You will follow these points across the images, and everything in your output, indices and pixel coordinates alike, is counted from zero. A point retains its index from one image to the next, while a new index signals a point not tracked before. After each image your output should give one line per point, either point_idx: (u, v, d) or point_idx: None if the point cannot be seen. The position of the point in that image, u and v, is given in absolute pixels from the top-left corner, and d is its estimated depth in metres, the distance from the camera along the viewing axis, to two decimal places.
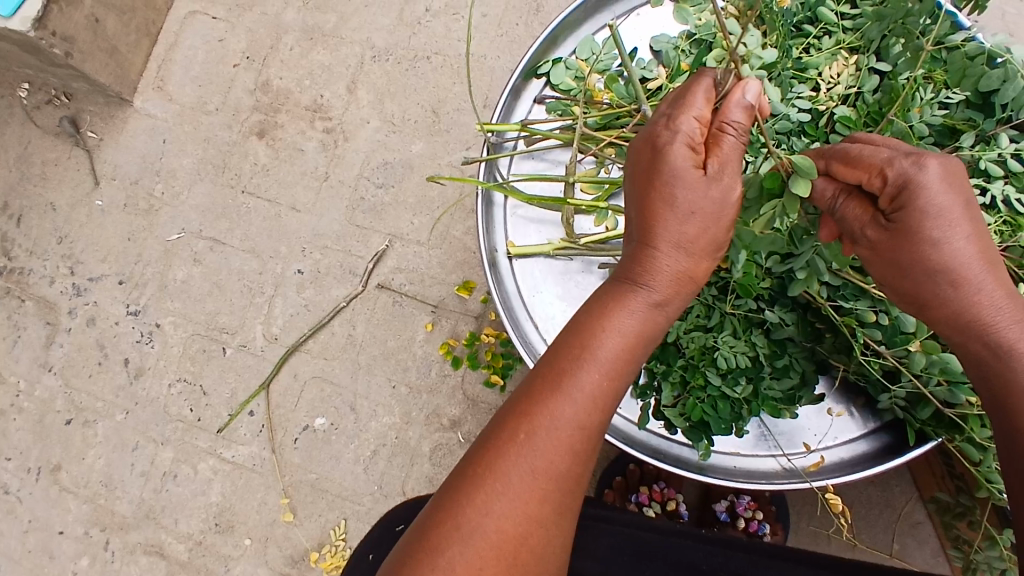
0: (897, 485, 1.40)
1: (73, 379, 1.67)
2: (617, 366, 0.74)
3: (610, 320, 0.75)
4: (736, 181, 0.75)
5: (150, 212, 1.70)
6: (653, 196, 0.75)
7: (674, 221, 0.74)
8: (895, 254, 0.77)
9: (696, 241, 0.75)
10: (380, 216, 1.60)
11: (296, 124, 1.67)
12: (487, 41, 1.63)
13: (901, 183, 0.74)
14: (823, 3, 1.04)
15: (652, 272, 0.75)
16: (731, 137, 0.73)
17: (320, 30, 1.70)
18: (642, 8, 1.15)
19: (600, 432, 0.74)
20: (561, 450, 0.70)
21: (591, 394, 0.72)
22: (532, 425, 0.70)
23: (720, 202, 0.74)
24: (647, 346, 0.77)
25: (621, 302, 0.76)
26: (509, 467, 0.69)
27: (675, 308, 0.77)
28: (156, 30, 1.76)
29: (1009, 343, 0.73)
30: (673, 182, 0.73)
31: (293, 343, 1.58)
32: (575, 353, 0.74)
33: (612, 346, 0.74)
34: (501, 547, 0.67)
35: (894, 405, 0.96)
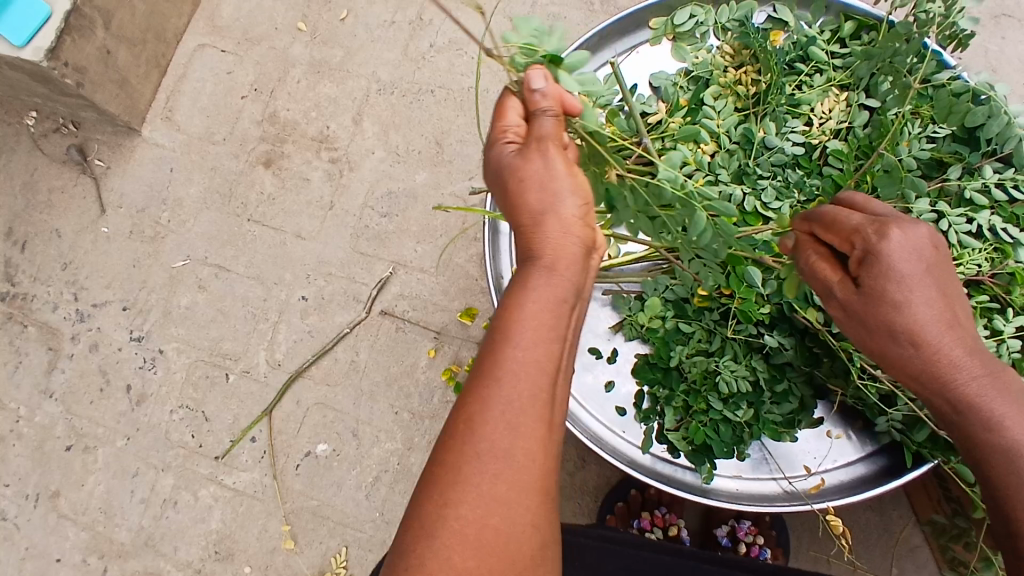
0: (895, 509, 1.41)
1: (74, 405, 1.67)
2: (535, 333, 0.72)
3: (516, 297, 0.74)
4: (555, 156, 0.77)
5: (156, 239, 1.72)
6: (504, 185, 0.80)
7: (519, 201, 0.78)
8: (860, 313, 0.81)
9: (547, 212, 0.77)
10: (384, 244, 1.63)
11: (302, 154, 1.71)
12: (490, 76, 1.68)
13: (868, 252, 0.78)
14: (815, 43, 1.09)
15: (539, 247, 0.76)
16: (538, 119, 0.78)
17: (327, 63, 1.75)
18: (641, 46, 1.20)
19: (543, 399, 0.71)
20: (497, 426, 0.68)
21: (514, 365, 0.70)
22: (467, 414, 0.69)
23: (544, 178, 0.77)
24: (567, 309, 0.75)
25: (520, 280, 0.75)
26: (456, 459, 0.68)
27: (574, 268, 0.76)
28: (166, 62, 1.80)
29: (967, 398, 0.78)
30: (506, 168, 0.80)
31: (296, 369, 1.60)
32: (491, 337, 0.73)
33: (524, 316, 0.72)
34: (469, 538, 0.66)
35: (891, 428, 0.99)
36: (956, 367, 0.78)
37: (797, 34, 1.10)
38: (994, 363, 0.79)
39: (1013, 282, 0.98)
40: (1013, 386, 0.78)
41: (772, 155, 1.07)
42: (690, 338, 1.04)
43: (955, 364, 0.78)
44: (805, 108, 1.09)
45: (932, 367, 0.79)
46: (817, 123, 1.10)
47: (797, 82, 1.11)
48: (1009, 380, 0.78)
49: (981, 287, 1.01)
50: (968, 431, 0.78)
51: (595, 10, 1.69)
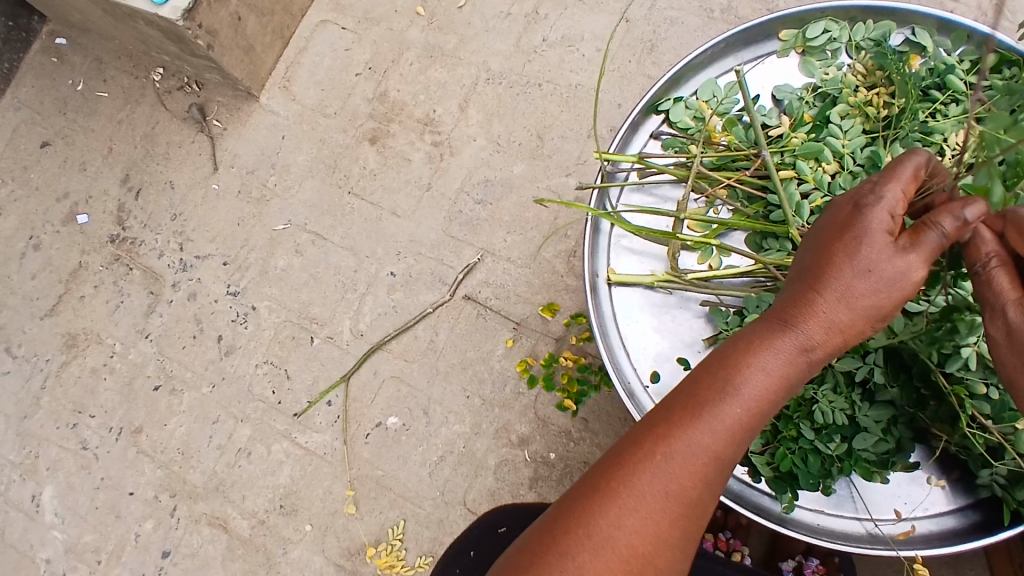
0: (978, 571, 1.33)
1: (167, 347, 1.78)
2: (761, 404, 0.75)
3: (758, 357, 0.76)
4: (920, 266, 0.76)
5: (261, 201, 1.81)
6: (840, 249, 0.77)
7: (849, 277, 0.76)
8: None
9: (865, 302, 0.76)
10: (475, 230, 1.65)
11: (407, 134, 1.75)
12: (599, 75, 1.68)
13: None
14: (954, 71, 1.05)
15: (814, 322, 0.76)
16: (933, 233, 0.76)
17: (440, 49, 1.79)
18: (768, 57, 1.17)
19: (732, 464, 0.75)
20: (692, 473, 0.72)
21: (731, 426, 0.74)
22: (670, 448, 0.72)
23: (897, 278, 0.76)
24: (789, 390, 0.78)
25: (772, 341, 0.76)
26: (641, 486, 0.71)
27: (823, 360, 0.78)
28: (290, 34, 1.89)
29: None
30: (860, 244, 0.77)
31: (377, 340, 1.64)
32: (717, 385, 0.75)
33: (760, 384, 0.75)
34: (629, 561, 0.69)
35: (993, 483, 0.93)
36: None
37: (936, 61, 1.07)
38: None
39: None
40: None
41: None
42: None
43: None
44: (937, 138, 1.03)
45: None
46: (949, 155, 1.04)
47: (930, 110, 1.06)
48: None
49: None
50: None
51: (715, 18, 1.66)
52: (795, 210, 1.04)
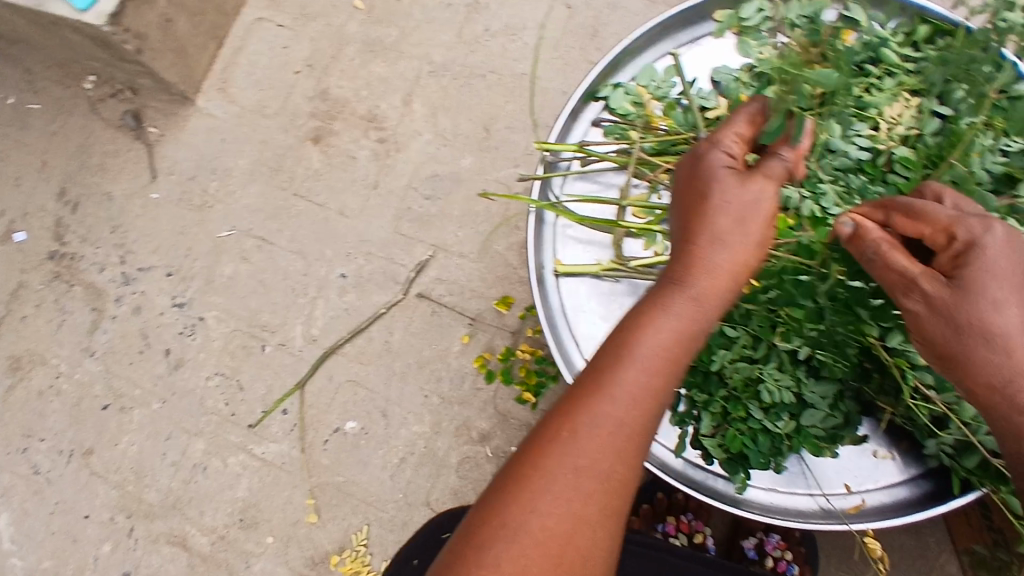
0: (934, 536, 1.36)
1: (114, 365, 1.72)
2: (663, 365, 0.74)
3: (653, 320, 0.76)
4: (772, 192, 0.81)
5: (203, 208, 1.75)
6: (699, 197, 0.81)
7: (712, 217, 0.79)
8: (953, 310, 0.76)
9: (737, 237, 0.78)
10: (425, 227, 1.62)
11: (351, 132, 1.71)
12: (544, 63, 1.66)
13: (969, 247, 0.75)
14: (887, 45, 1.05)
15: (700, 273, 0.78)
16: (772, 162, 0.83)
17: (381, 43, 1.75)
18: (704, 39, 1.17)
19: (647, 432, 0.73)
20: (602, 444, 0.70)
21: (635, 389, 0.72)
22: (574, 421, 0.71)
23: (754, 206, 0.80)
24: (692, 348, 0.77)
25: (665, 301, 0.77)
26: (550, 463, 0.69)
27: (717, 309, 0.78)
28: (224, 34, 1.82)
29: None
30: (713, 185, 0.81)
31: (331, 345, 1.61)
32: (615, 353, 0.75)
33: (659, 344, 0.74)
34: (546, 544, 0.66)
35: (940, 451, 0.95)
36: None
37: (870, 34, 1.05)
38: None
39: None
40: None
41: (836, 158, 1.01)
42: (734, 344, 1.00)
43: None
44: (872, 111, 1.04)
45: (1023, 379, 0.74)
46: (885, 128, 1.04)
47: (866, 85, 1.07)
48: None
49: None
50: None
51: (655, 1, 1.65)
52: None
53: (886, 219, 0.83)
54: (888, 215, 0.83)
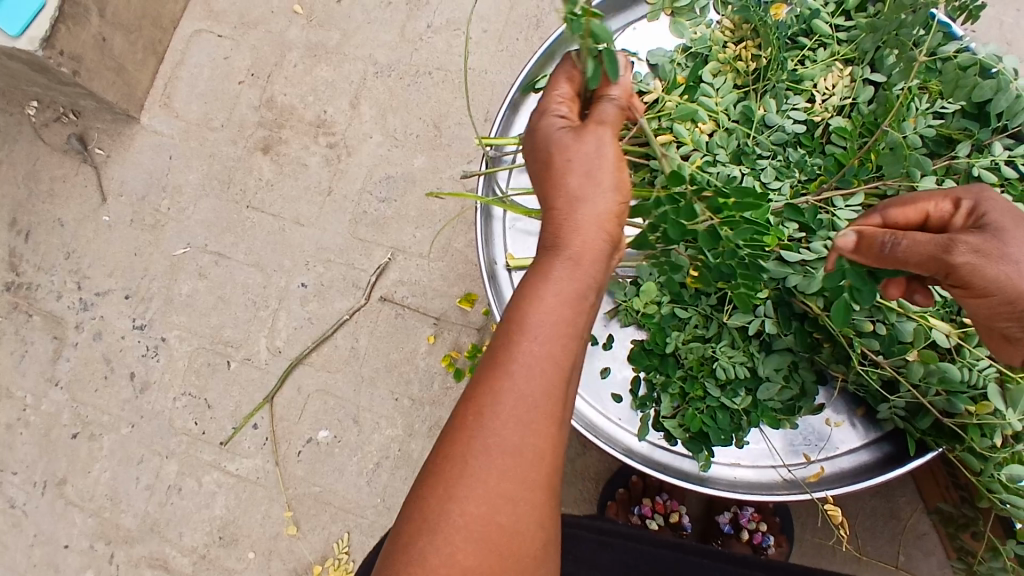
0: (902, 495, 1.38)
1: (79, 393, 1.69)
2: (556, 332, 0.72)
3: (534, 290, 0.74)
4: (609, 136, 0.79)
5: (156, 227, 1.72)
6: (546, 160, 0.80)
7: (563, 178, 0.78)
8: (1007, 251, 0.77)
9: (591, 190, 0.77)
10: (382, 230, 1.61)
11: (300, 139, 1.69)
12: (489, 56, 1.65)
13: (977, 203, 0.80)
14: (818, 16, 1.05)
15: (569, 235, 0.76)
16: (604, 105, 0.80)
17: (323, 47, 1.73)
18: (637, 22, 1.17)
19: (557, 399, 0.71)
20: (505, 423, 0.69)
21: (529, 361, 0.70)
22: (479, 406, 0.69)
23: (595, 155, 0.78)
24: (581, 307, 0.75)
25: (543, 271, 0.75)
26: (463, 454, 0.68)
27: (595, 262, 0.76)
28: (163, 49, 1.79)
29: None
30: (552, 146, 0.80)
31: (297, 355, 1.59)
32: (504, 331, 0.73)
33: (544, 312, 0.72)
34: (473, 532, 0.67)
35: (894, 415, 0.96)
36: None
37: (801, 7, 1.06)
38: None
39: None
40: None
41: (773, 133, 1.03)
42: (687, 324, 1.02)
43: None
44: (807, 84, 1.05)
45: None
46: (820, 100, 1.05)
47: (799, 57, 1.06)
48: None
49: None
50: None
51: None
52: (676, 172, 1.02)
53: (879, 220, 0.86)
54: (874, 215, 0.86)
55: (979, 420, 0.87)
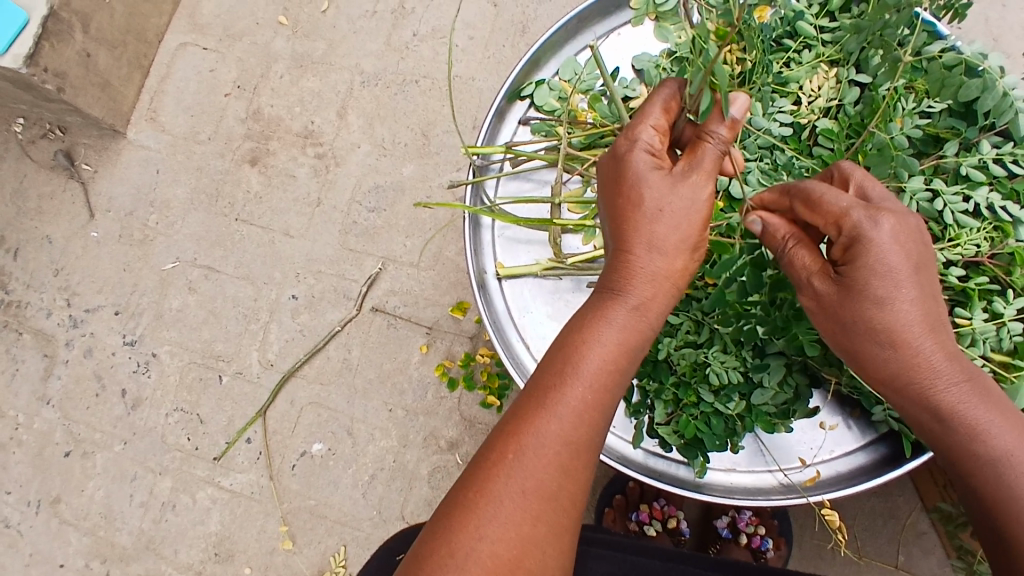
0: (900, 495, 1.38)
1: (71, 411, 1.67)
2: (603, 377, 0.75)
3: (594, 332, 0.76)
4: (705, 186, 0.79)
5: (145, 242, 1.71)
6: (629, 199, 0.80)
7: (647, 225, 0.78)
8: (840, 314, 0.78)
9: (670, 241, 0.78)
10: (373, 240, 1.60)
11: (288, 150, 1.68)
12: (476, 63, 1.64)
13: (855, 242, 0.75)
14: (802, 17, 1.05)
15: (636, 281, 0.78)
16: (709, 145, 0.78)
17: (310, 57, 1.72)
18: (622, 28, 1.17)
19: (594, 445, 0.74)
20: (548, 464, 0.70)
21: (580, 406, 0.73)
22: (519, 443, 0.71)
23: (687, 206, 0.78)
24: (634, 358, 0.78)
25: (602, 314, 0.78)
26: (497, 488, 0.69)
27: (658, 314, 0.79)
28: (148, 63, 1.78)
29: (947, 407, 0.76)
30: (640, 186, 0.79)
31: (289, 368, 1.58)
32: (557, 372, 0.75)
33: (597, 357, 0.75)
34: (495, 568, 0.66)
35: (888, 416, 0.96)
36: (935, 375, 0.76)
37: (785, 9, 1.06)
38: (980, 376, 0.78)
39: (1013, 262, 0.93)
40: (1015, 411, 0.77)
41: (759, 137, 1.02)
42: (678, 330, 1.01)
43: (937, 371, 0.76)
44: (793, 87, 1.05)
45: (914, 374, 0.77)
46: (806, 101, 1.05)
47: (784, 59, 1.06)
48: (993, 387, 0.78)
49: (981, 269, 0.97)
50: (943, 439, 0.77)
51: None
52: None
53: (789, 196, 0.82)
54: (794, 199, 0.81)
55: None
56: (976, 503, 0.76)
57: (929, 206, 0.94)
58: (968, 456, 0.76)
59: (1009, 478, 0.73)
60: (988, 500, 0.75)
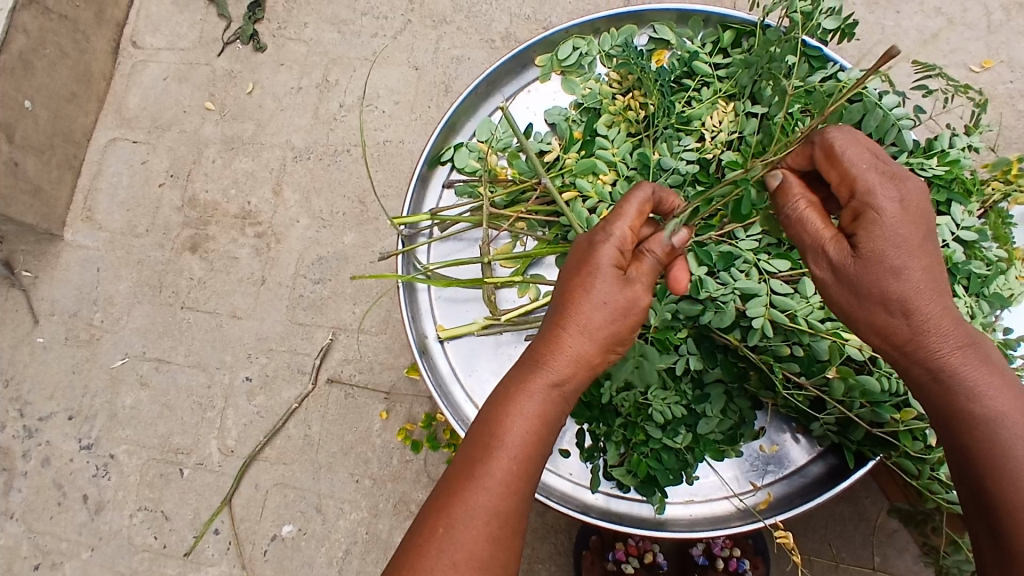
0: (867, 496, 1.39)
1: (35, 523, 1.62)
2: (526, 447, 0.76)
3: (515, 405, 0.77)
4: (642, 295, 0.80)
5: (92, 341, 1.69)
6: (576, 271, 0.80)
7: (582, 306, 0.78)
8: (856, 278, 0.77)
9: (605, 335, 0.79)
10: (321, 311, 1.61)
11: (227, 233, 1.69)
12: (404, 126, 1.68)
13: (869, 210, 0.76)
14: (697, 57, 1.10)
15: (555, 360, 0.78)
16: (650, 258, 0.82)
17: (240, 139, 1.74)
18: (531, 85, 1.22)
19: (521, 513, 0.76)
20: (474, 535, 0.72)
21: (501, 478, 0.75)
22: (449, 518, 0.73)
23: (628, 308, 0.79)
24: (547, 436, 0.79)
25: (524, 386, 0.78)
26: (431, 564, 0.72)
27: (575, 391, 0.80)
28: (79, 163, 1.78)
29: (956, 368, 0.76)
30: (595, 273, 0.79)
31: (250, 453, 1.57)
32: (483, 445, 0.76)
33: (518, 428, 0.76)
34: None
35: (827, 430, 0.98)
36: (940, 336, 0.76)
37: (681, 51, 1.11)
38: (979, 342, 0.78)
39: None
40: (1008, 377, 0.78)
41: (669, 176, 1.05)
42: None
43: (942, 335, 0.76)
44: (695, 124, 1.08)
45: (920, 339, 0.76)
46: (710, 137, 1.07)
47: (686, 98, 1.10)
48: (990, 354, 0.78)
49: None
50: (946, 397, 0.76)
51: (497, 46, 1.69)
52: (587, 225, 1.07)
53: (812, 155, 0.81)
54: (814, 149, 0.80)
55: (906, 426, 0.89)
56: (964, 457, 0.75)
57: None
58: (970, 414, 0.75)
59: (1003, 432, 0.73)
60: (982, 456, 0.74)
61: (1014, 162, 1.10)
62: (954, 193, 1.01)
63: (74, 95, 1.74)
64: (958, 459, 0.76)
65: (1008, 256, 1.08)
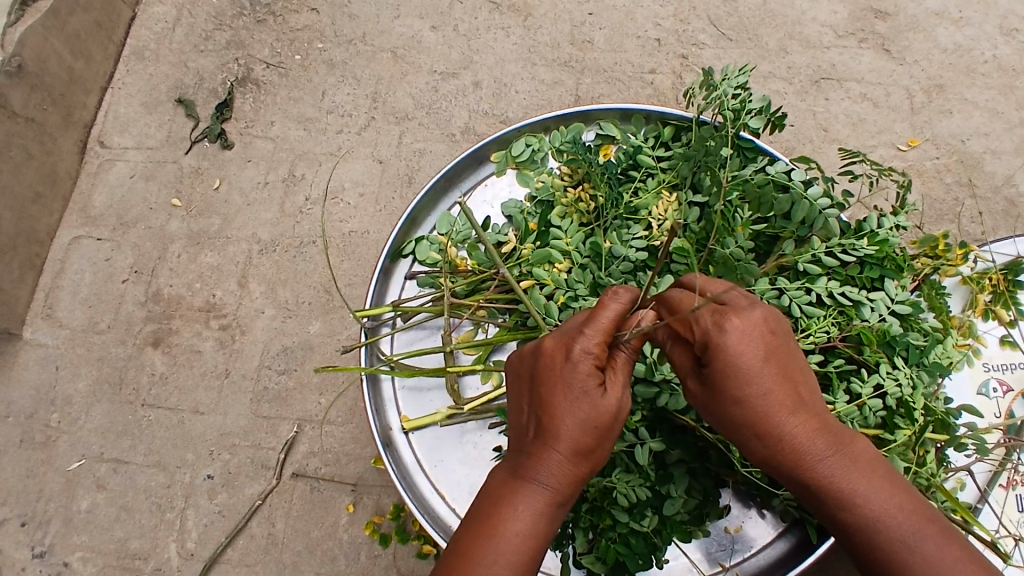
0: (840, 568, 1.40)
1: None
2: (521, 561, 0.78)
3: (512, 519, 0.79)
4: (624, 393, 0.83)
5: (48, 443, 1.64)
6: (558, 385, 0.80)
7: (569, 421, 0.79)
8: (710, 409, 0.83)
9: (594, 449, 0.81)
10: (286, 403, 1.59)
11: (191, 327, 1.69)
12: (370, 217, 1.73)
13: (708, 346, 0.80)
14: (641, 151, 1.17)
15: (548, 474, 0.80)
16: (623, 353, 0.85)
17: (205, 234, 1.76)
18: (489, 178, 1.28)
19: None
20: None
21: None
22: None
23: (614, 415, 0.81)
24: (546, 539, 0.82)
25: (522, 501, 0.80)
26: None
27: (568, 502, 0.82)
28: (41, 261, 1.78)
29: (817, 480, 0.80)
30: (580, 391, 0.79)
31: (211, 555, 1.53)
32: (477, 557, 0.77)
33: (511, 543, 0.78)
34: None
35: (788, 506, 1.00)
36: (803, 453, 0.80)
37: (626, 145, 1.18)
38: (845, 446, 0.81)
39: (862, 342, 1.04)
40: (887, 471, 0.82)
41: (620, 263, 1.10)
42: None
43: (803, 450, 0.80)
44: (642, 214, 1.14)
45: (781, 459, 0.81)
46: (657, 225, 1.13)
47: (632, 188, 1.17)
48: (867, 453, 0.82)
49: (837, 351, 1.07)
50: (820, 507, 0.81)
51: (457, 140, 1.78)
52: (545, 312, 1.11)
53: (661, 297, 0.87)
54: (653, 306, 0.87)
55: None
56: (861, 556, 0.80)
57: (777, 301, 1.06)
58: (843, 521, 0.80)
59: (880, 534, 0.78)
60: (873, 557, 0.79)
61: (938, 238, 1.16)
62: (887, 269, 1.06)
63: (39, 196, 1.76)
64: (856, 557, 0.81)
65: (944, 326, 1.12)
